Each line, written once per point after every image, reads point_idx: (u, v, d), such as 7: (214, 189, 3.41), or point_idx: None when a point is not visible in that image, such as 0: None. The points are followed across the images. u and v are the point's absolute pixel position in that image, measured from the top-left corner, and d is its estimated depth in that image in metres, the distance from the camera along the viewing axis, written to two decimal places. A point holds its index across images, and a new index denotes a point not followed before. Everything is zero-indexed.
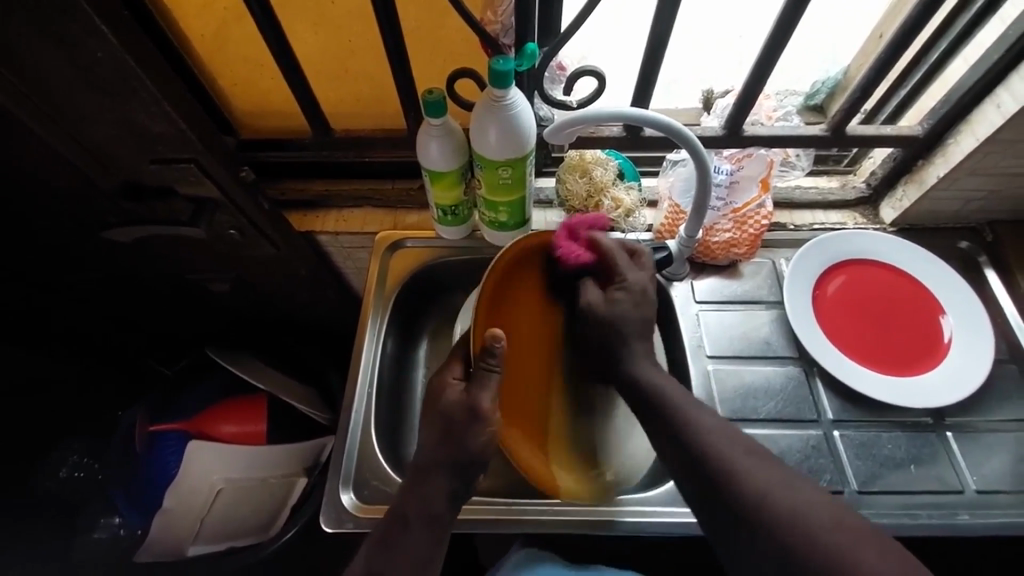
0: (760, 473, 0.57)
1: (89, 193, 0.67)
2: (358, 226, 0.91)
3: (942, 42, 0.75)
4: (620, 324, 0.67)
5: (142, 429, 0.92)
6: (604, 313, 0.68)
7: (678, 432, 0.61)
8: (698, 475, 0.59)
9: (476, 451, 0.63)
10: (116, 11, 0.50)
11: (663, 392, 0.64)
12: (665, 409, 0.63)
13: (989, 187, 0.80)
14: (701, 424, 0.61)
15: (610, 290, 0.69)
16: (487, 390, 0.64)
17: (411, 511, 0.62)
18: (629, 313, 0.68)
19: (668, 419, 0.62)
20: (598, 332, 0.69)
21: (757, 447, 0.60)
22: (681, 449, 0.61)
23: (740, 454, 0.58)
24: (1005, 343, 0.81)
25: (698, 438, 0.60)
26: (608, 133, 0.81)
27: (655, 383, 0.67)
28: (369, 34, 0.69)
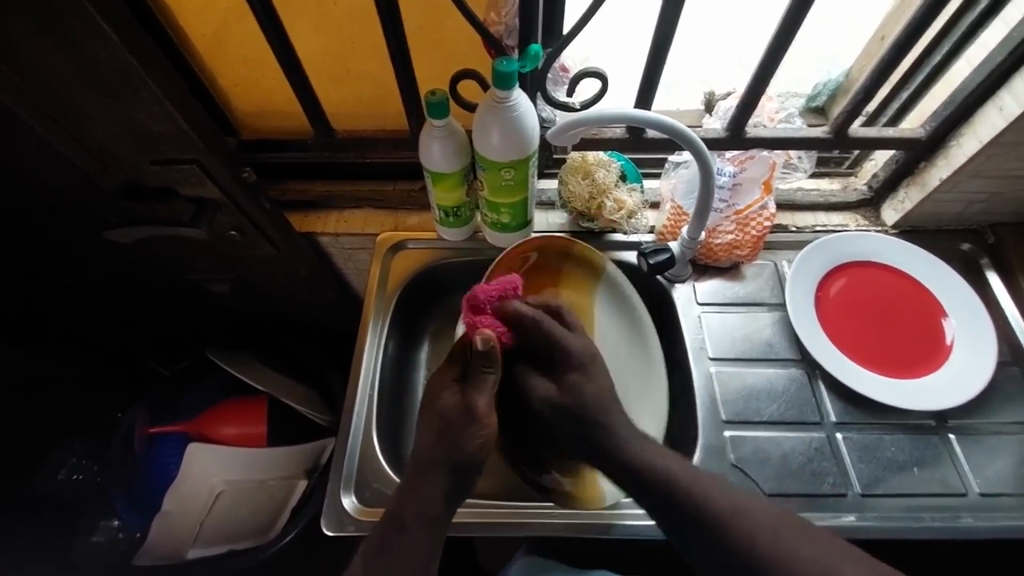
0: (781, 543, 0.59)
1: (90, 192, 0.66)
2: (359, 227, 0.91)
3: (944, 44, 0.75)
4: (585, 404, 0.68)
5: (142, 432, 0.92)
6: (567, 399, 0.68)
7: (689, 508, 0.62)
8: (714, 545, 0.60)
9: (472, 452, 0.63)
10: (119, 11, 0.50)
11: (658, 470, 0.64)
12: (664, 486, 0.63)
13: (991, 189, 0.80)
14: (713, 500, 0.62)
15: (559, 378, 0.70)
16: (484, 392, 0.64)
17: (409, 515, 0.62)
18: (591, 390, 0.69)
19: (677, 498, 0.62)
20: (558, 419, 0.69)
21: (768, 513, 0.62)
22: (695, 524, 0.61)
23: (754, 522, 0.60)
24: (1007, 345, 0.81)
25: (715, 512, 0.61)
26: (610, 134, 0.82)
27: (644, 438, 0.67)
28: (371, 34, 0.69)
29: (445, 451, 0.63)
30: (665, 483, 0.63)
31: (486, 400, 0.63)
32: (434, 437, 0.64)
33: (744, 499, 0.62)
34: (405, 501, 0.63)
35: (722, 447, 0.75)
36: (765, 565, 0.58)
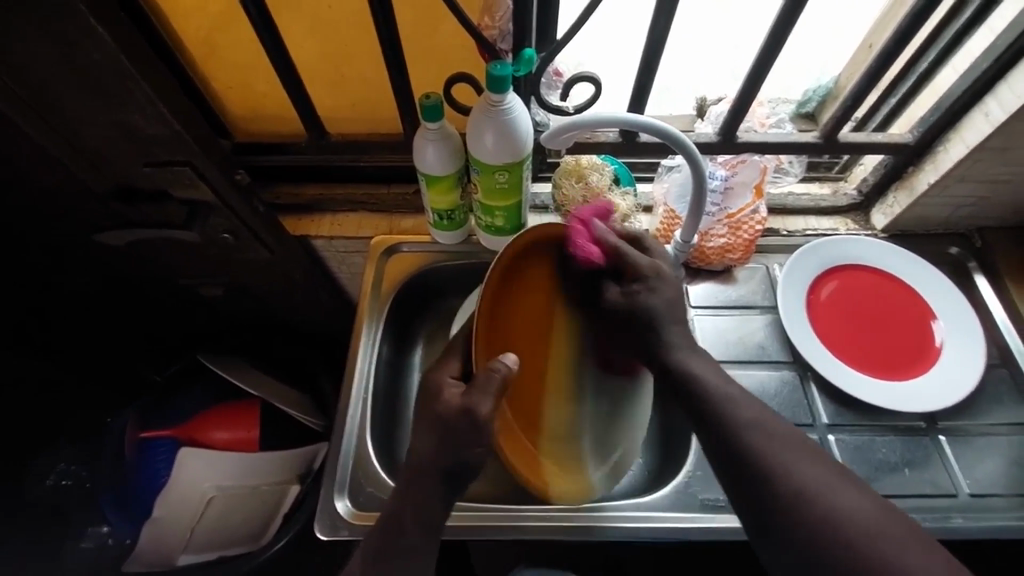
0: (799, 466, 0.54)
1: (81, 194, 0.66)
2: (354, 230, 0.91)
3: (931, 51, 0.76)
4: (648, 313, 0.66)
5: (132, 437, 0.91)
6: (631, 305, 0.66)
7: (711, 413, 0.59)
8: (729, 456, 0.57)
9: (470, 461, 0.60)
10: (110, 10, 0.50)
11: (702, 380, 0.61)
12: (690, 386, 0.62)
13: (979, 194, 0.81)
14: (740, 412, 0.59)
15: (629, 286, 0.67)
16: (488, 396, 0.60)
17: (408, 520, 0.61)
18: (653, 300, 0.66)
19: (701, 404, 0.60)
20: (622, 324, 0.67)
21: (798, 439, 0.57)
22: (717, 433, 0.58)
23: (772, 441, 0.56)
24: (996, 347, 0.82)
25: (738, 424, 0.58)
26: (603, 138, 0.85)
27: (694, 353, 0.65)
28: (365, 39, 0.69)
29: (447, 457, 0.60)
30: (697, 384, 0.61)
31: (493, 403, 0.61)
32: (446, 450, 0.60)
33: (777, 423, 0.58)
34: (404, 501, 0.61)
35: None
36: (774, 488, 0.53)
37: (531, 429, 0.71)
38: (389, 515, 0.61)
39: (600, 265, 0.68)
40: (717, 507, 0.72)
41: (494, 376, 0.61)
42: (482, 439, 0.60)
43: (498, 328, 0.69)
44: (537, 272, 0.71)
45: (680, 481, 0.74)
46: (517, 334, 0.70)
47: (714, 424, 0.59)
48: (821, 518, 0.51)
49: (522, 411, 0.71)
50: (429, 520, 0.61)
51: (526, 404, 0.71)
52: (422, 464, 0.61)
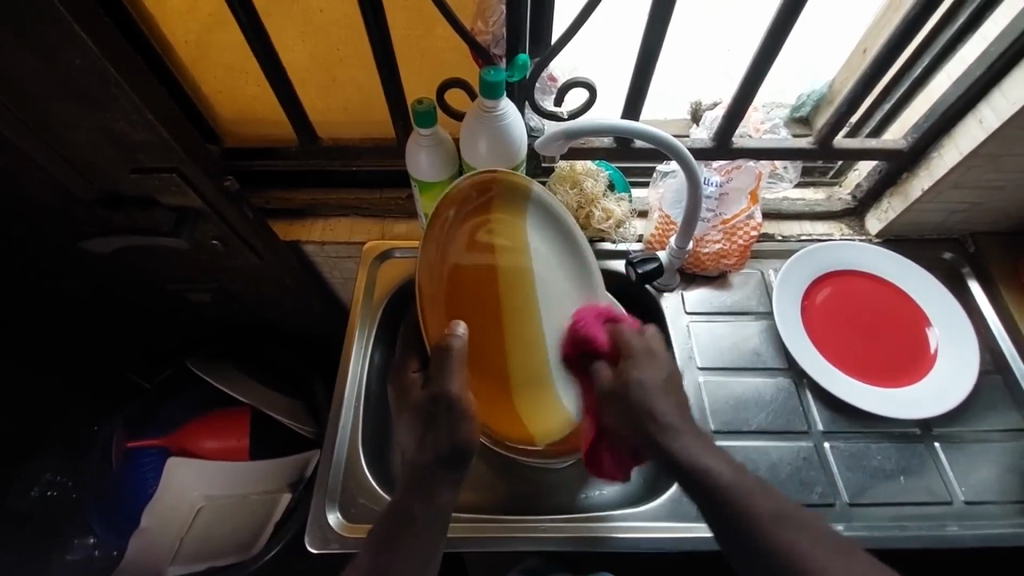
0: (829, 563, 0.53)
1: (66, 201, 0.65)
2: (346, 235, 0.90)
3: (924, 59, 0.76)
4: (638, 393, 0.64)
5: (119, 446, 0.90)
6: (623, 387, 0.65)
7: (736, 518, 0.57)
8: (760, 555, 0.55)
9: (462, 441, 0.63)
10: (93, 14, 0.49)
11: (713, 469, 0.60)
12: (701, 478, 0.60)
13: (972, 200, 0.81)
14: (754, 499, 0.58)
15: (620, 366, 0.67)
16: (450, 373, 0.62)
17: (416, 509, 0.61)
18: (646, 378, 0.65)
19: (717, 498, 0.58)
20: (615, 407, 0.66)
21: (815, 525, 0.57)
22: (740, 531, 0.57)
23: (798, 533, 0.55)
24: (989, 353, 0.82)
25: (760, 518, 0.56)
26: (597, 143, 0.81)
27: (690, 431, 0.64)
28: (357, 42, 0.68)
29: (441, 445, 0.62)
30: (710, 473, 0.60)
31: (457, 380, 0.62)
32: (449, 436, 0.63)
33: (798, 513, 0.57)
34: (412, 495, 0.62)
35: None
36: None
37: (490, 378, 0.71)
38: (393, 507, 0.62)
39: (603, 352, 0.69)
40: None
41: (448, 353, 0.62)
42: (464, 421, 0.62)
43: (443, 295, 0.68)
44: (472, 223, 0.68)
45: (675, 490, 0.73)
46: (465, 286, 0.68)
47: (735, 524, 0.57)
48: None
49: (477, 361, 0.70)
50: (437, 511, 0.62)
51: (485, 356, 0.70)
52: (420, 458, 0.63)
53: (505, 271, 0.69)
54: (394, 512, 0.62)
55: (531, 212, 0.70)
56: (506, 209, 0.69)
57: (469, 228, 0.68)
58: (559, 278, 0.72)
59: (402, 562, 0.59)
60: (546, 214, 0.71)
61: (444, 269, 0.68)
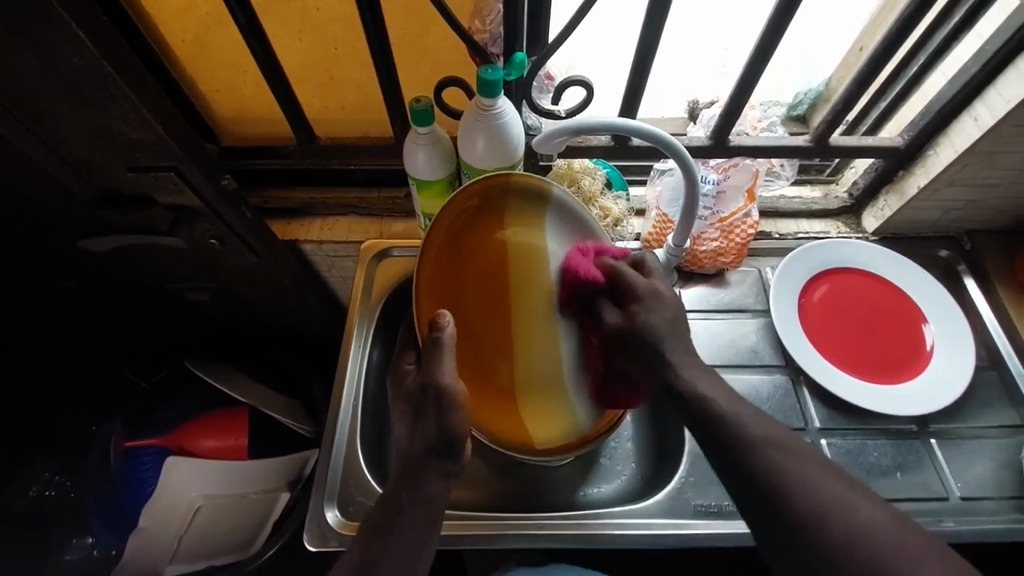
0: (815, 479, 0.54)
1: (64, 200, 0.65)
2: (344, 234, 0.90)
3: (919, 57, 0.77)
4: (648, 330, 0.66)
5: (117, 445, 0.90)
6: (631, 328, 0.66)
7: (731, 449, 0.57)
8: (751, 484, 0.55)
9: (454, 431, 0.62)
10: (92, 15, 0.49)
11: (710, 398, 0.61)
12: (700, 407, 0.61)
13: (969, 197, 0.82)
14: (782, 463, 0.55)
15: (625, 304, 0.67)
16: (443, 360, 0.61)
17: (405, 501, 0.62)
18: (652, 319, 0.66)
19: (709, 423, 0.60)
20: (626, 349, 0.67)
21: (809, 452, 0.56)
22: (734, 459, 0.57)
23: (784, 455, 0.55)
24: (985, 350, 0.82)
25: (749, 445, 0.57)
26: (595, 141, 0.82)
27: (700, 372, 0.64)
28: (355, 41, 0.68)
29: (431, 435, 0.63)
30: (739, 437, 0.58)
31: (450, 368, 0.62)
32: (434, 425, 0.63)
33: (789, 440, 0.57)
34: (404, 485, 0.63)
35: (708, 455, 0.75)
36: (795, 509, 0.52)
37: (489, 381, 0.68)
38: (388, 494, 0.64)
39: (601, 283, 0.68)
40: (708, 514, 0.72)
41: (438, 345, 0.61)
42: (453, 411, 0.62)
43: (446, 289, 0.66)
44: (486, 221, 0.65)
45: (672, 487, 0.74)
46: (472, 283, 0.65)
47: (764, 491, 0.54)
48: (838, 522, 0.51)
49: (478, 360, 0.66)
50: (428, 502, 0.63)
51: (487, 356, 0.66)
52: (412, 448, 0.64)
53: (519, 272, 0.65)
54: (389, 499, 0.64)
55: (550, 215, 0.67)
56: (523, 212, 0.66)
57: (483, 229, 0.65)
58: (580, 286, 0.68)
59: (395, 551, 0.60)
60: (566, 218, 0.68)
61: (447, 262, 0.66)
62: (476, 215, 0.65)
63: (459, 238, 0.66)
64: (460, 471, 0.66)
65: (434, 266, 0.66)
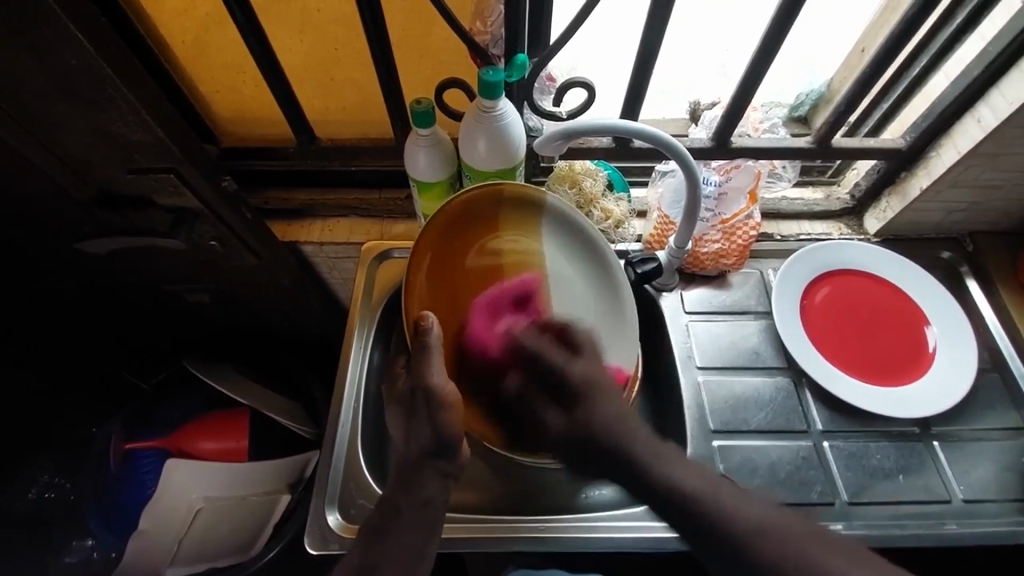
0: (818, 563, 0.53)
1: (63, 202, 0.65)
2: (345, 236, 0.89)
3: (922, 58, 0.76)
4: (598, 431, 0.65)
5: (118, 446, 0.90)
6: (573, 428, 0.66)
7: (719, 540, 0.56)
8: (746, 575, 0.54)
9: (448, 435, 0.62)
10: (90, 17, 0.49)
11: (682, 486, 0.59)
12: (670, 495, 0.59)
13: (972, 198, 0.81)
14: (777, 552, 0.54)
15: (571, 408, 0.67)
16: (432, 364, 0.61)
17: (403, 502, 0.63)
18: (598, 417, 0.65)
19: (687, 512, 0.58)
20: (569, 450, 0.67)
21: (800, 530, 0.55)
22: (722, 548, 0.56)
23: (780, 542, 0.54)
24: (987, 351, 0.82)
25: (737, 534, 0.55)
26: (596, 143, 0.81)
27: (666, 452, 0.63)
28: (355, 42, 0.68)
29: (426, 437, 0.63)
30: (726, 528, 0.56)
31: (440, 372, 0.61)
32: (427, 429, 0.63)
33: (776, 522, 0.55)
34: (402, 489, 0.63)
35: (710, 457, 0.75)
36: None
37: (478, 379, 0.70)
38: (385, 496, 0.64)
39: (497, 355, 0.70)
40: None
41: (426, 348, 0.61)
42: (444, 413, 0.61)
43: (439, 287, 0.70)
44: (479, 225, 0.72)
45: None
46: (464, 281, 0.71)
47: (732, 558, 0.55)
48: None
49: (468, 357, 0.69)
50: (427, 504, 0.63)
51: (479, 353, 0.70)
52: (409, 449, 0.64)
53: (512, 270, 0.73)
54: (387, 502, 0.63)
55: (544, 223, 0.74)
56: (515, 220, 0.73)
57: (476, 234, 0.72)
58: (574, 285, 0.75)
59: (387, 558, 0.60)
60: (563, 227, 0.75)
61: (439, 262, 0.70)
62: (467, 222, 0.71)
63: (453, 239, 0.71)
64: (457, 471, 0.65)
65: (429, 266, 0.70)
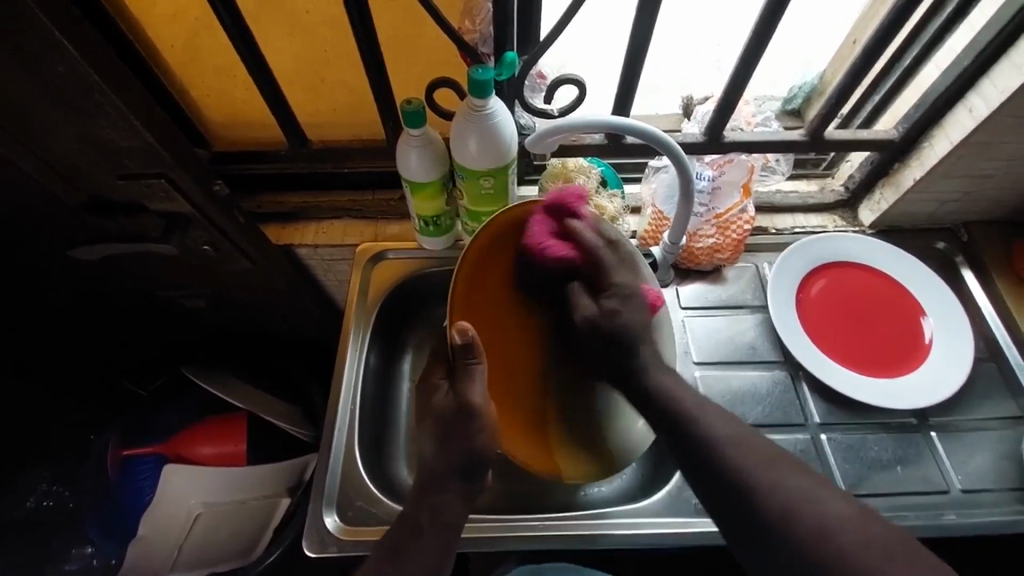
0: (779, 480, 0.56)
1: (54, 209, 0.64)
2: (338, 238, 0.89)
3: (914, 47, 0.76)
4: (624, 327, 0.69)
5: (114, 455, 0.89)
6: (606, 318, 0.69)
7: (697, 459, 0.60)
8: (721, 484, 0.58)
9: (477, 450, 0.64)
10: (76, 23, 0.48)
11: (678, 400, 0.64)
12: (669, 408, 0.64)
13: (965, 188, 0.81)
14: (744, 463, 0.58)
15: (601, 297, 0.70)
16: (476, 383, 0.64)
17: (424, 521, 0.62)
18: (631, 317, 0.69)
19: (672, 423, 0.63)
20: (598, 343, 0.70)
21: (771, 451, 0.59)
22: (702, 457, 0.60)
23: (748, 456, 0.58)
24: (983, 341, 0.82)
25: (714, 448, 0.60)
26: (588, 141, 0.83)
27: (670, 373, 0.68)
28: (344, 43, 0.68)
29: (455, 455, 0.64)
30: (705, 440, 0.60)
31: (482, 389, 0.64)
32: (452, 451, 0.64)
33: (749, 439, 0.60)
34: (418, 508, 0.63)
35: None
36: (761, 504, 0.55)
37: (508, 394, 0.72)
38: (406, 515, 0.63)
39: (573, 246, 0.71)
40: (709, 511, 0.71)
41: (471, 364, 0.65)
42: (480, 432, 0.64)
43: (478, 300, 0.71)
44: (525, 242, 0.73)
45: (673, 485, 0.73)
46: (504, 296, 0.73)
47: (708, 472, 0.59)
48: (808, 525, 0.53)
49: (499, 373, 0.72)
50: (445, 523, 0.63)
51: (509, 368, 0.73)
52: (435, 464, 0.65)
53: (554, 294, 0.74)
54: (404, 517, 0.63)
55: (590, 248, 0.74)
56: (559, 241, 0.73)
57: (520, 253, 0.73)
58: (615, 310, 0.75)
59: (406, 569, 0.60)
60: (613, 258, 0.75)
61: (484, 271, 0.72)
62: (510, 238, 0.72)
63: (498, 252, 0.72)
64: (480, 492, 0.67)
65: (472, 278, 0.70)
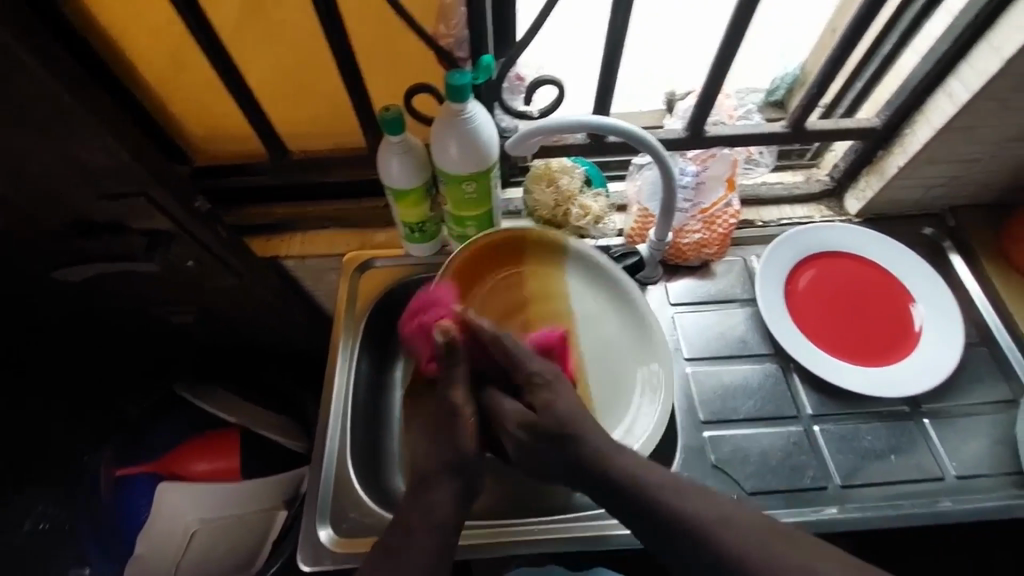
0: (776, 556, 0.55)
1: (35, 232, 0.64)
2: (325, 248, 0.89)
3: (892, 35, 0.75)
4: (559, 420, 0.64)
5: (110, 474, 0.91)
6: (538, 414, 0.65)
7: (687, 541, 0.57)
8: (720, 568, 0.56)
9: (464, 446, 0.64)
10: (45, 44, 0.48)
11: (643, 483, 0.61)
12: (640, 500, 0.60)
13: (950, 173, 0.81)
14: (736, 542, 0.56)
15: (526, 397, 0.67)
16: (459, 380, 0.66)
17: (414, 522, 0.61)
18: (562, 403, 0.66)
19: (648, 514, 0.60)
20: (541, 446, 0.65)
21: (756, 522, 0.58)
22: (691, 543, 0.57)
23: (738, 535, 0.56)
24: (974, 326, 0.82)
25: (700, 526, 0.58)
26: (571, 140, 0.82)
27: (623, 449, 0.64)
28: (319, 52, 0.68)
29: (449, 451, 0.64)
30: (689, 523, 0.58)
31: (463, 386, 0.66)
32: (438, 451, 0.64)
33: (727, 515, 0.58)
34: (413, 508, 0.62)
35: (701, 448, 0.75)
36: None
37: None
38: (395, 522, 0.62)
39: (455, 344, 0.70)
40: None
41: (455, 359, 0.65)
42: (461, 428, 0.64)
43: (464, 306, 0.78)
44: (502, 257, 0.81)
45: None
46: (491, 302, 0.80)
47: (696, 551, 0.57)
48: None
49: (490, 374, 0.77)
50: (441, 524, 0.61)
51: None
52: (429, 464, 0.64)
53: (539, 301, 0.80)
54: (396, 521, 0.62)
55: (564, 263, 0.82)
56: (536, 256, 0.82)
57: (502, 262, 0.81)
58: (601, 311, 0.80)
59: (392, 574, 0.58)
60: (589, 268, 0.81)
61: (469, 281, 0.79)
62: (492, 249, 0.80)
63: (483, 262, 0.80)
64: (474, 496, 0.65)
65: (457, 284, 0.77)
